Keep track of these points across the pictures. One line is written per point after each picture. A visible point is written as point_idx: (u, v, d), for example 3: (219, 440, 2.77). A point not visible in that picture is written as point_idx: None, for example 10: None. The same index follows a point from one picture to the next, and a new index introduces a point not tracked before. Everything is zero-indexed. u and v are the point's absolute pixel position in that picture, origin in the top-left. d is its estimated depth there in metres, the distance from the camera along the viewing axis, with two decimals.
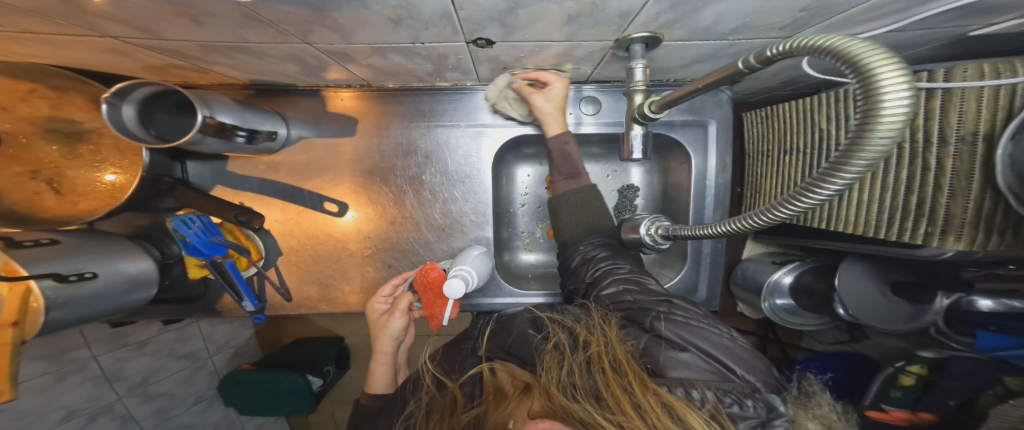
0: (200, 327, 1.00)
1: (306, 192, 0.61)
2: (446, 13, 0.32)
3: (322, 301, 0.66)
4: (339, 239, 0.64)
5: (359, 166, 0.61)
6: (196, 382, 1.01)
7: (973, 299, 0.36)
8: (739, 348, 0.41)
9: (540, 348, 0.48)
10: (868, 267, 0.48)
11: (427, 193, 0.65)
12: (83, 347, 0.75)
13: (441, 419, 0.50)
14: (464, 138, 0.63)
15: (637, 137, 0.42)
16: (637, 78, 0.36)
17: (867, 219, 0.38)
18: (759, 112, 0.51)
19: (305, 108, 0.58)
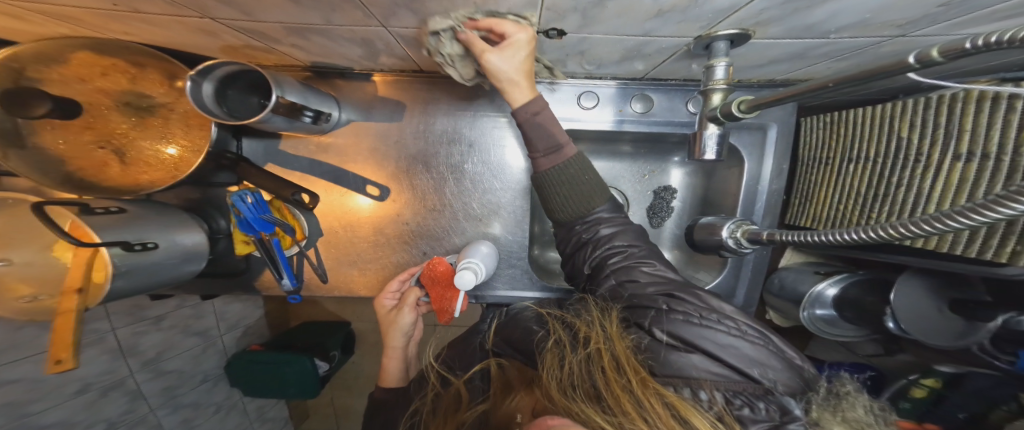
0: (214, 306, 1.05)
1: (352, 175, 0.61)
2: (531, 2, 0.31)
3: (357, 285, 0.67)
4: (378, 224, 0.64)
5: (405, 151, 0.62)
6: (205, 360, 1.04)
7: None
8: (750, 346, 0.38)
9: (541, 344, 0.50)
10: (926, 283, 0.47)
11: (464, 183, 0.65)
12: (103, 319, 0.77)
13: (450, 409, 0.53)
14: (500, 128, 0.63)
15: (711, 137, 0.41)
16: (719, 77, 0.36)
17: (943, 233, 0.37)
18: (820, 118, 0.51)
19: (359, 92, 0.58)
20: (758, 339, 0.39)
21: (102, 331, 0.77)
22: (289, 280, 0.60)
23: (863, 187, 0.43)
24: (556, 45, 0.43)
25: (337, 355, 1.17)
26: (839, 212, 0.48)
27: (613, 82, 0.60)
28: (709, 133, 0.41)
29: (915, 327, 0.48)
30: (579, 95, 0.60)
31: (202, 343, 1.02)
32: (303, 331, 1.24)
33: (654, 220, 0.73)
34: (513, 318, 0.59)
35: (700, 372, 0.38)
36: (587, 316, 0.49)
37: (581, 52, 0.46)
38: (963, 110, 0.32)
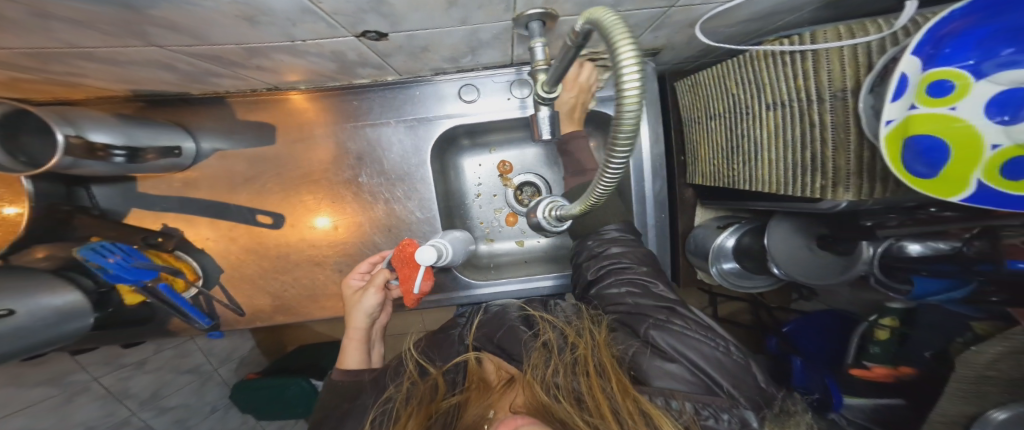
0: (199, 342, 0.99)
1: (234, 206, 0.58)
2: (303, 8, 0.25)
3: (278, 312, 0.64)
4: (283, 249, 0.61)
5: (291, 172, 0.58)
6: (207, 392, 1.06)
7: (904, 245, 0.38)
8: (730, 362, 0.39)
9: (527, 344, 0.48)
10: (794, 224, 0.50)
11: (362, 194, 0.61)
12: (80, 370, 0.76)
13: (422, 399, 0.49)
14: (398, 135, 0.60)
15: (544, 120, 0.41)
16: (540, 56, 0.35)
17: (779, 176, 0.39)
18: (686, 81, 0.57)
19: (213, 120, 0.55)
20: (737, 353, 0.40)
21: (84, 381, 0.77)
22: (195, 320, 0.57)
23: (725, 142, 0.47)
24: (390, 47, 0.39)
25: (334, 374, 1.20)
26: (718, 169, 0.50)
27: (486, 72, 0.57)
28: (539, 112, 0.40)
29: (792, 268, 0.50)
30: (459, 89, 0.58)
31: (199, 378, 1.02)
32: (295, 354, 1.24)
33: None
34: (496, 316, 0.57)
35: (673, 381, 0.38)
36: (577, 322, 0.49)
37: (423, 49, 0.43)
38: None
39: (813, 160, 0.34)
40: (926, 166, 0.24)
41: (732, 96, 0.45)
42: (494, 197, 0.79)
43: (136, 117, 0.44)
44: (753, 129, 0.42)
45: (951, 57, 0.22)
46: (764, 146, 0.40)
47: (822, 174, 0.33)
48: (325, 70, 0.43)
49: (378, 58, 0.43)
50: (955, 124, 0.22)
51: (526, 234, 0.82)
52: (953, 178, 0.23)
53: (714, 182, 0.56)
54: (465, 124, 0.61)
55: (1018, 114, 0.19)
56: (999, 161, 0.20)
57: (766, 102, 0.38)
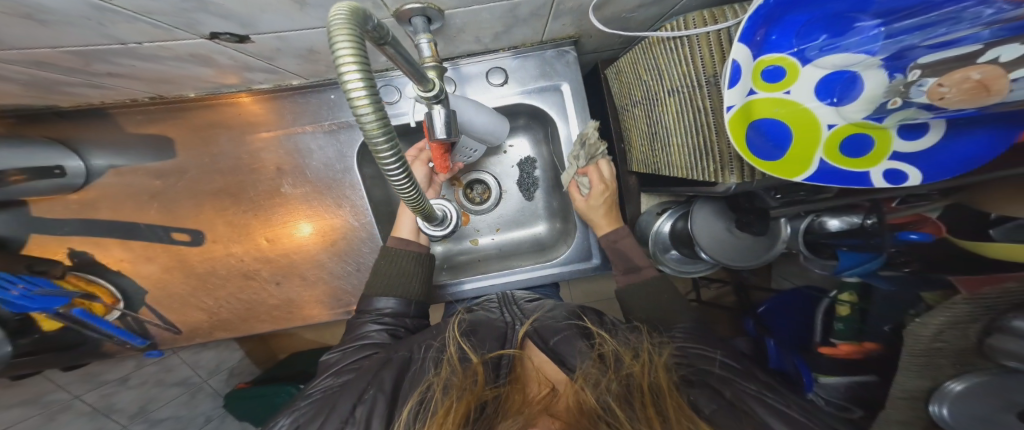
0: (182, 357, 0.99)
1: (145, 226, 0.56)
2: (87, 13, 0.23)
3: (216, 328, 0.61)
4: (207, 266, 0.58)
5: (209, 185, 0.56)
6: (198, 403, 1.07)
7: (827, 222, 0.44)
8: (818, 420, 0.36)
9: (581, 354, 0.43)
10: (716, 206, 0.52)
11: (285, 202, 0.58)
12: (58, 390, 0.78)
13: (461, 389, 0.43)
14: (318, 140, 0.57)
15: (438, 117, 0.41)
16: (425, 53, 0.38)
17: (686, 162, 0.40)
18: (612, 70, 0.58)
19: (98, 137, 0.52)
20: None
21: (65, 400, 0.79)
22: (120, 345, 0.54)
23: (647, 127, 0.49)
24: (262, 52, 0.36)
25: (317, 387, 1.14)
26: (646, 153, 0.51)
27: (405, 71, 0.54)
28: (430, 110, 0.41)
29: (720, 251, 0.51)
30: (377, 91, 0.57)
31: (187, 389, 1.03)
32: (286, 363, 1.23)
33: (527, 194, 0.80)
34: (551, 317, 0.52)
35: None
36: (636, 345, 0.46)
37: (311, 51, 0.39)
38: None
39: (701, 145, 0.36)
40: (773, 147, 0.28)
41: (644, 82, 0.47)
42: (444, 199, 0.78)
43: (7, 138, 0.41)
44: (662, 115, 0.44)
45: (779, 44, 0.26)
46: (669, 130, 0.43)
47: (711, 158, 0.35)
48: (204, 75, 0.40)
49: (262, 62, 0.39)
50: (793, 107, 0.27)
51: (480, 232, 0.81)
52: (794, 152, 0.28)
53: (644, 169, 0.57)
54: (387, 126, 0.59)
55: (846, 97, 0.25)
56: (836, 139, 0.27)
57: (666, 88, 0.40)
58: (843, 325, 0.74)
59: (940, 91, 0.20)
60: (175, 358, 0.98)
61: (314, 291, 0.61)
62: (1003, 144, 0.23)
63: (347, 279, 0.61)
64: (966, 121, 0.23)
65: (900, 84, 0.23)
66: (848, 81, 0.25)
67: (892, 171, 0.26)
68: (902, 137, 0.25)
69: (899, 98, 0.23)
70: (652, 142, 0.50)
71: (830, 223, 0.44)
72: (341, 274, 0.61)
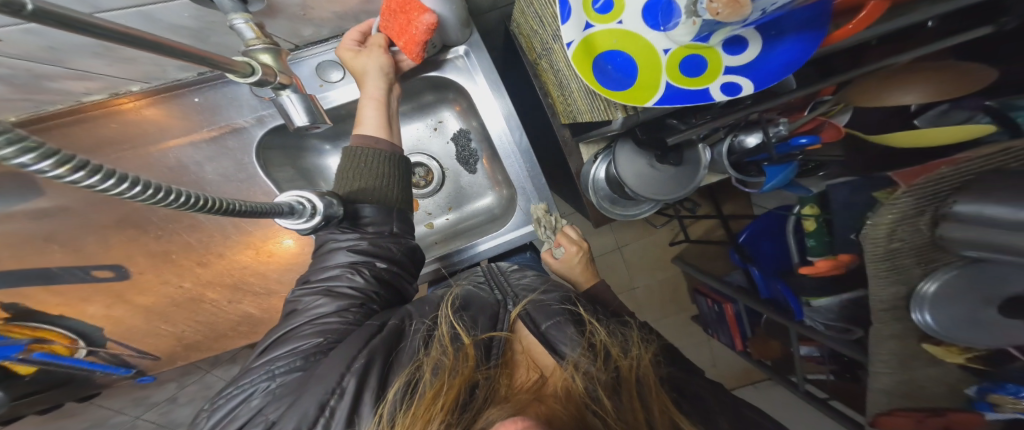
0: None
1: (62, 272, 0.55)
2: None
3: (191, 350, 0.64)
4: (138, 299, 0.59)
5: (115, 216, 0.56)
6: None
7: (744, 140, 0.44)
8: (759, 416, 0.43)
9: (574, 342, 0.43)
10: (633, 143, 0.48)
11: (197, 218, 0.57)
12: (116, 414, 0.87)
13: (451, 371, 0.43)
14: (204, 149, 0.54)
15: (292, 101, 0.38)
16: (247, 36, 0.34)
17: (588, 106, 0.43)
18: (514, 27, 0.57)
19: None
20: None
21: (128, 420, 0.89)
22: (94, 378, 0.58)
23: (555, 79, 0.50)
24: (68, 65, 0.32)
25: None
26: (562, 103, 0.52)
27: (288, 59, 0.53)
28: (280, 97, 0.38)
29: (643, 188, 0.48)
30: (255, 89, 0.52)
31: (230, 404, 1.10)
32: None
33: (468, 168, 0.76)
34: (547, 299, 0.50)
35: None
36: (626, 346, 0.48)
37: (102, 46, 0.38)
38: None
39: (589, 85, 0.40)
40: (623, 77, 0.31)
41: (538, 32, 0.47)
42: None
43: None
44: (558, 65, 0.45)
45: None
46: (566, 78, 0.45)
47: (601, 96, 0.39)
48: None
49: (51, 66, 0.39)
50: (630, 38, 0.31)
51: (432, 214, 0.79)
52: (642, 79, 0.31)
53: (570, 120, 0.53)
54: (279, 125, 0.56)
55: (670, 24, 0.29)
56: (676, 61, 0.30)
57: (553, 38, 0.43)
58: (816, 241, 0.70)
59: (713, 7, 0.23)
60: (209, 376, 1.00)
61: (268, 302, 0.62)
62: (812, 45, 0.26)
63: None
64: (775, 32, 0.27)
65: (690, 6, 0.28)
66: (665, 11, 0.30)
67: (729, 83, 0.29)
68: (729, 53, 0.29)
69: (696, 17, 0.28)
70: (561, 93, 0.51)
71: (747, 141, 0.44)
72: (292, 281, 0.62)
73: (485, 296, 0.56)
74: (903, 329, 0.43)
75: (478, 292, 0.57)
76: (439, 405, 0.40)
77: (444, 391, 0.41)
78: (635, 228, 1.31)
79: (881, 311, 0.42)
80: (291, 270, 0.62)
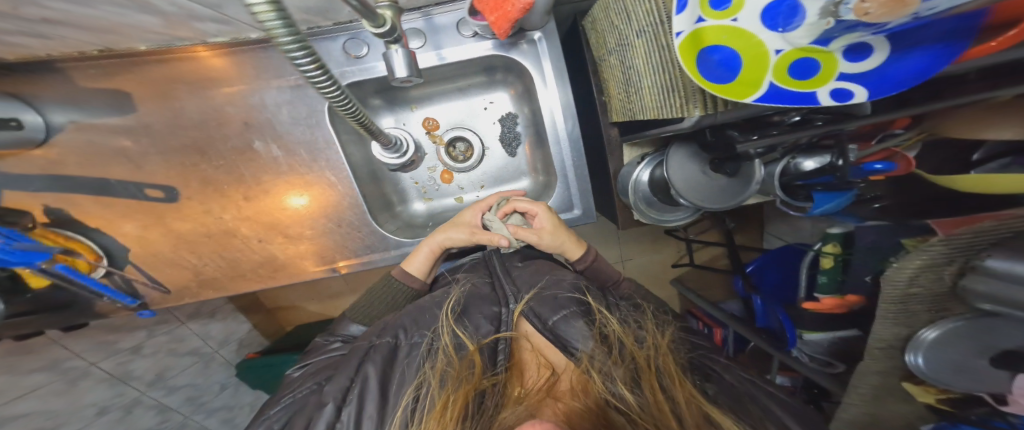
0: (192, 328, 1.07)
1: (117, 183, 0.56)
2: None
3: (203, 287, 0.62)
4: (176, 225, 0.59)
5: (179, 141, 0.56)
6: (212, 373, 1.16)
7: (801, 162, 0.48)
8: (791, 401, 0.45)
9: (584, 337, 0.47)
10: (689, 148, 0.52)
11: (255, 156, 0.58)
12: (76, 357, 0.83)
13: (457, 380, 0.47)
14: (285, 93, 0.55)
15: (395, 56, 0.40)
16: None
17: (653, 104, 0.41)
18: (587, 21, 0.54)
19: (54, 92, 0.50)
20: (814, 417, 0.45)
21: (83, 367, 0.85)
22: (110, 300, 0.57)
23: (620, 76, 0.48)
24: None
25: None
26: (621, 102, 0.52)
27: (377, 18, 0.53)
28: (389, 50, 0.40)
29: (692, 192, 0.52)
30: (342, 44, 0.54)
31: (201, 359, 1.11)
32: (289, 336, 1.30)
33: (510, 150, 0.77)
34: (551, 291, 0.52)
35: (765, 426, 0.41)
36: (643, 333, 0.51)
37: None
38: None
39: (664, 84, 0.37)
40: (724, 72, 0.28)
41: (614, 26, 0.45)
42: (425, 156, 0.77)
43: None
44: (630, 60, 0.43)
45: None
46: (641, 73, 0.41)
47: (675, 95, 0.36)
48: (148, 25, 0.40)
49: (209, 10, 0.38)
50: (744, 38, 0.26)
51: (464, 189, 0.79)
52: (742, 77, 0.27)
53: (625, 119, 0.53)
54: (358, 81, 0.57)
55: (788, 23, 0.23)
56: (785, 62, 0.25)
57: (634, 30, 0.39)
58: (828, 278, 0.76)
59: (860, 9, 0.16)
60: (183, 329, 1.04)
61: (297, 247, 0.63)
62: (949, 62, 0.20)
63: (331, 235, 0.64)
64: (912, 37, 0.20)
65: (825, 2, 0.19)
66: (791, 9, 0.22)
67: (838, 92, 0.24)
68: (848, 59, 0.23)
69: (832, 17, 0.19)
70: (624, 91, 0.49)
71: (804, 164, 0.47)
72: (323, 230, 0.64)
73: (489, 290, 0.56)
74: (892, 366, 0.48)
75: (482, 286, 0.58)
76: (450, 412, 0.45)
77: (453, 402, 0.46)
78: (649, 240, 1.35)
79: (877, 348, 0.47)
80: (331, 222, 0.64)
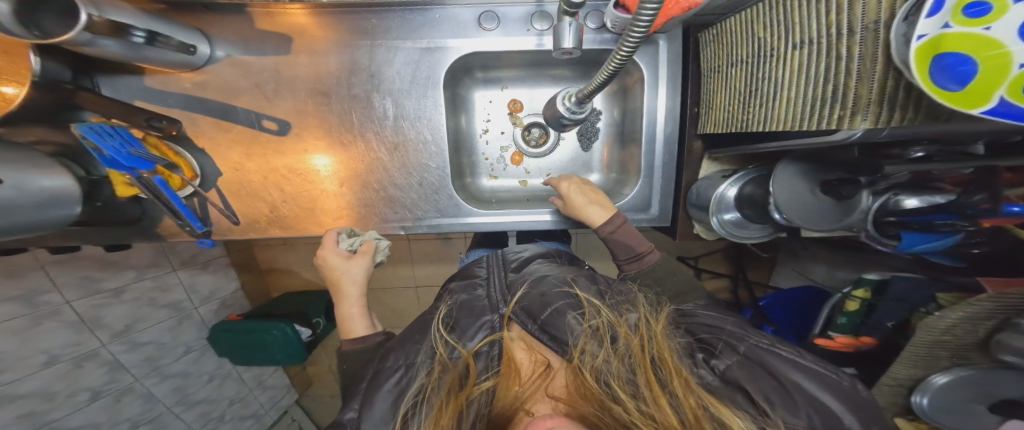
0: (179, 278, 1.07)
1: (240, 110, 0.61)
2: None
3: (274, 224, 0.67)
4: (282, 159, 0.64)
5: (306, 84, 0.61)
6: (183, 332, 1.11)
7: (903, 199, 0.45)
8: (838, 381, 0.38)
9: (573, 329, 0.49)
10: (801, 168, 0.51)
11: (370, 106, 0.63)
12: (53, 292, 0.81)
13: (450, 389, 0.50)
14: (414, 53, 0.61)
15: (568, 29, 0.38)
16: None
17: (793, 115, 0.39)
18: (712, 31, 0.53)
19: (229, 27, 0.58)
20: (852, 382, 0.39)
21: (56, 304, 0.82)
22: (189, 221, 0.60)
23: (742, 87, 0.47)
24: None
25: (322, 322, 1.27)
26: (728, 113, 0.52)
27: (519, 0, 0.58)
28: (563, 23, 0.38)
29: (796, 212, 0.51)
30: (479, 16, 0.59)
31: (177, 315, 1.08)
32: (279, 302, 1.29)
33: (585, 144, 0.79)
34: (539, 290, 0.55)
35: (771, 401, 0.38)
36: (632, 318, 0.52)
37: None
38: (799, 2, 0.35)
39: (813, 100, 0.35)
40: (952, 79, 0.22)
41: (756, 39, 0.43)
42: (502, 135, 0.80)
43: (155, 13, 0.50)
44: (768, 72, 0.42)
45: None
46: (785, 85, 0.39)
47: (826, 109, 0.34)
48: None
49: None
50: (989, 49, 0.20)
51: (530, 174, 0.81)
52: (974, 89, 0.21)
53: (727, 129, 0.53)
54: (481, 54, 0.62)
55: None
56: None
57: (790, 39, 0.37)
58: (847, 319, 0.77)
59: None
60: (172, 276, 1.05)
61: (366, 200, 0.68)
62: None
63: (410, 193, 0.68)
64: None
65: None
66: None
67: None
68: None
69: None
70: (742, 103, 0.48)
71: (906, 202, 0.45)
72: (403, 186, 0.68)
73: (484, 295, 0.60)
74: None
75: (478, 292, 0.61)
76: (446, 415, 0.48)
77: (447, 412, 0.48)
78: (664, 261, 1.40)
79: None
80: (411, 182, 0.67)
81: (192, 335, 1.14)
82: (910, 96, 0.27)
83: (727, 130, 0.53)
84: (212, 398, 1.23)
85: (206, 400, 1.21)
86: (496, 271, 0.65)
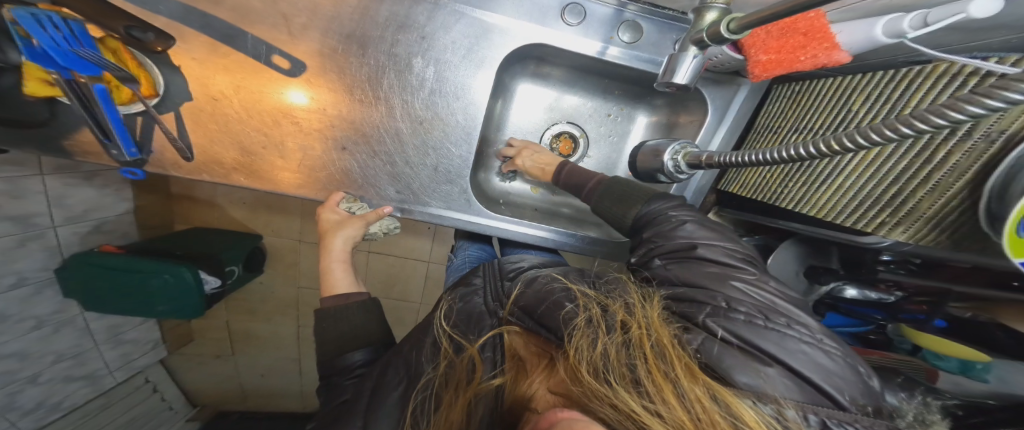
0: (45, 185, 0.74)
1: (250, 37, 0.51)
2: None
3: (240, 170, 0.54)
4: (281, 108, 0.53)
5: (341, 28, 0.52)
6: (21, 258, 0.73)
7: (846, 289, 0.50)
8: (831, 354, 0.28)
9: (570, 320, 0.37)
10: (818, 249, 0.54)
11: (409, 68, 0.55)
12: None
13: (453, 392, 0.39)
14: (472, 25, 0.55)
15: (688, 62, 0.36)
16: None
17: (834, 204, 0.41)
18: (790, 88, 0.51)
19: None
20: (837, 350, 0.28)
21: None
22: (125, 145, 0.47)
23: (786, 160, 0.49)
24: None
25: (235, 271, 0.97)
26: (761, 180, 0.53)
27: (607, 2, 0.54)
28: (684, 54, 0.35)
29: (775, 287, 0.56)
30: (564, 6, 0.54)
31: (22, 232, 0.72)
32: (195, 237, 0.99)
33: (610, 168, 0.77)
34: (533, 288, 0.46)
35: (773, 387, 0.26)
36: (624, 299, 0.38)
37: None
38: (891, 97, 0.35)
39: (864, 196, 0.37)
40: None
41: (829, 116, 0.42)
42: (528, 134, 0.75)
43: None
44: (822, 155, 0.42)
45: None
46: (845, 171, 0.39)
47: (879, 206, 0.36)
48: None
49: None
50: None
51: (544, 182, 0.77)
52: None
53: (756, 194, 0.54)
54: (548, 46, 0.58)
55: None
56: None
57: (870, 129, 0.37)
58: None
59: None
60: (33, 182, 0.71)
61: (373, 174, 0.57)
62: None
63: (424, 177, 0.59)
64: None
65: None
66: None
67: None
68: None
69: None
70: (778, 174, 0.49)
71: (848, 292, 0.50)
72: (416, 164, 0.58)
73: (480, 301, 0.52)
74: None
75: (473, 298, 0.53)
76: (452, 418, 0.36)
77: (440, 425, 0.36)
78: None
79: None
80: (428, 163, 0.59)
81: (32, 262, 0.75)
82: (964, 222, 0.30)
83: (756, 195, 0.54)
84: (29, 351, 0.79)
85: (17, 354, 0.77)
86: (490, 267, 0.58)
